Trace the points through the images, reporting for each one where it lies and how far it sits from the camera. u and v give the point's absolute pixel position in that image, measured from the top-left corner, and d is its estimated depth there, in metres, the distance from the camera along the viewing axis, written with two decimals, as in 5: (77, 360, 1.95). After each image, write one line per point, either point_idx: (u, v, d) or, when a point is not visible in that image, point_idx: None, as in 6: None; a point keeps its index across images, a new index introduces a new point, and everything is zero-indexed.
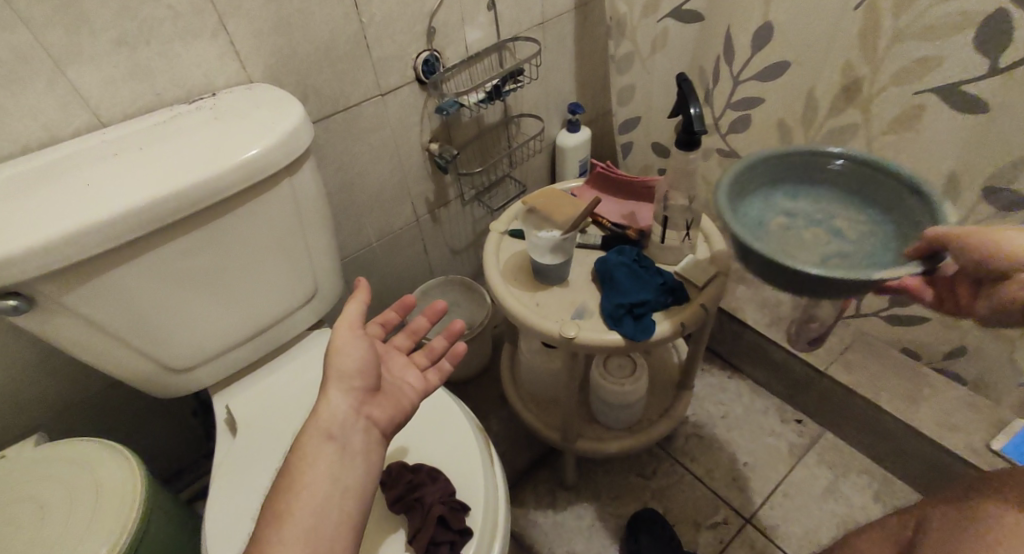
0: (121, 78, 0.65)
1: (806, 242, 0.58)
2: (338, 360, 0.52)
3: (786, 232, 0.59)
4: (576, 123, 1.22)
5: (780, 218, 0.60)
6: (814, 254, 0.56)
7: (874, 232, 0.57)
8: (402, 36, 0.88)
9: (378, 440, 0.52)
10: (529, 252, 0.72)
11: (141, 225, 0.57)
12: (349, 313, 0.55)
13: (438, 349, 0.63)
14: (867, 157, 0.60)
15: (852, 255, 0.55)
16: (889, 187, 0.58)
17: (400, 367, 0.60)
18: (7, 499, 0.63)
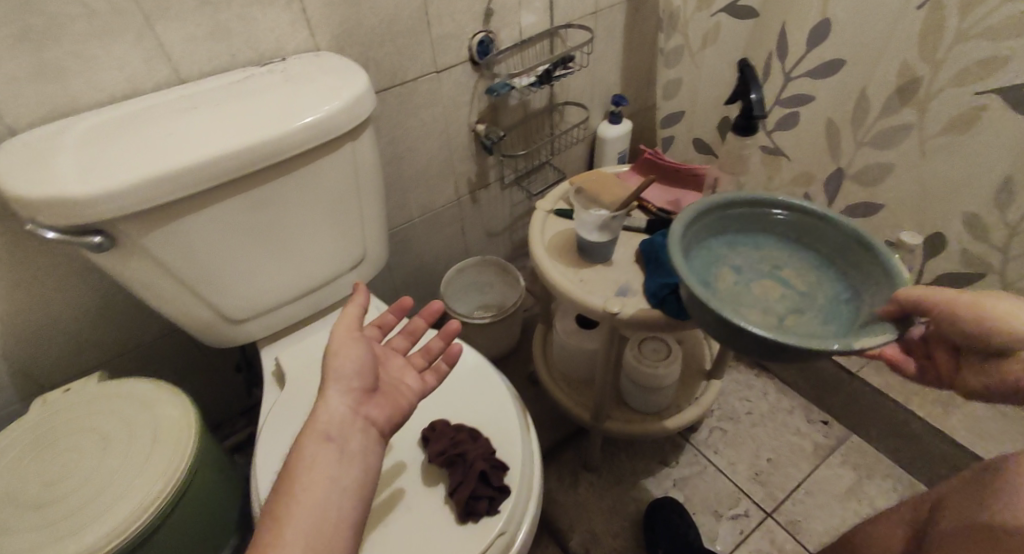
0: (202, 37, 0.68)
1: (758, 295, 0.59)
2: (336, 361, 0.49)
3: (738, 285, 0.60)
4: (618, 115, 1.23)
5: (728, 271, 0.62)
6: (772, 313, 0.57)
7: (825, 282, 0.59)
8: (461, 15, 0.90)
9: (377, 443, 0.47)
10: (577, 229, 0.73)
11: (219, 174, 0.60)
12: (346, 316, 0.53)
13: (434, 349, 0.58)
14: (808, 208, 0.63)
15: (805, 308, 0.57)
16: (832, 237, 0.61)
17: (398, 369, 0.55)
18: (72, 428, 0.66)
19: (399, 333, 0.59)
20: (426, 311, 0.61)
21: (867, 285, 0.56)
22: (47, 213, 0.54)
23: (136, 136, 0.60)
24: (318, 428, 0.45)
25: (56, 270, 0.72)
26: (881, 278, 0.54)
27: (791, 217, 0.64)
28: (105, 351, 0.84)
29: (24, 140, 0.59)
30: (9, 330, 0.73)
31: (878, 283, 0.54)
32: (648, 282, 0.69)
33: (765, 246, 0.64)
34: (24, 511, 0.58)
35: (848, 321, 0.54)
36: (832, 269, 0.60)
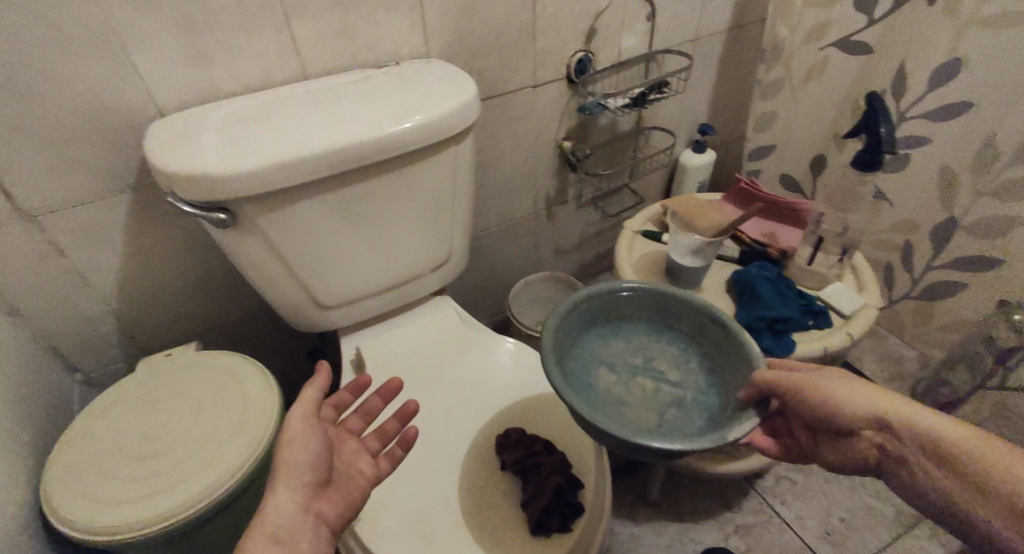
0: (330, 37, 0.72)
1: (639, 396, 0.61)
2: (291, 453, 0.49)
3: (617, 386, 0.62)
4: (703, 143, 1.22)
5: (605, 370, 0.63)
6: (654, 411, 0.59)
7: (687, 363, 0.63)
8: (566, 33, 0.92)
9: (327, 542, 0.48)
10: (669, 251, 0.72)
11: (336, 163, 0.63)
12: (303, 404, 0.52)
13: (390, 431, 0.60)
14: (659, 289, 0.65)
15: (684, 403, 0.59)
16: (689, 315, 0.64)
17: (351, 454, 0.56)
18: (171, 391, 0.71)
19: (354, 411, 0.61)
20: (384, 389, 0.62)
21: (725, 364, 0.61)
22: (187, 188, 0.58)
23: (267, 124, 0.64)
24: (269, 527, 0.45)
25: (173, 240, 0.78)
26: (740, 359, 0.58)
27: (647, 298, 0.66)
28: (201, 322, 0.90)
29: (171, 120, 0.65)
30: (125, 292, 0.79)
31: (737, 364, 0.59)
32: (740, 313, 0.66)
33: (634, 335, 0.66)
34: (127, 463, 0.62)
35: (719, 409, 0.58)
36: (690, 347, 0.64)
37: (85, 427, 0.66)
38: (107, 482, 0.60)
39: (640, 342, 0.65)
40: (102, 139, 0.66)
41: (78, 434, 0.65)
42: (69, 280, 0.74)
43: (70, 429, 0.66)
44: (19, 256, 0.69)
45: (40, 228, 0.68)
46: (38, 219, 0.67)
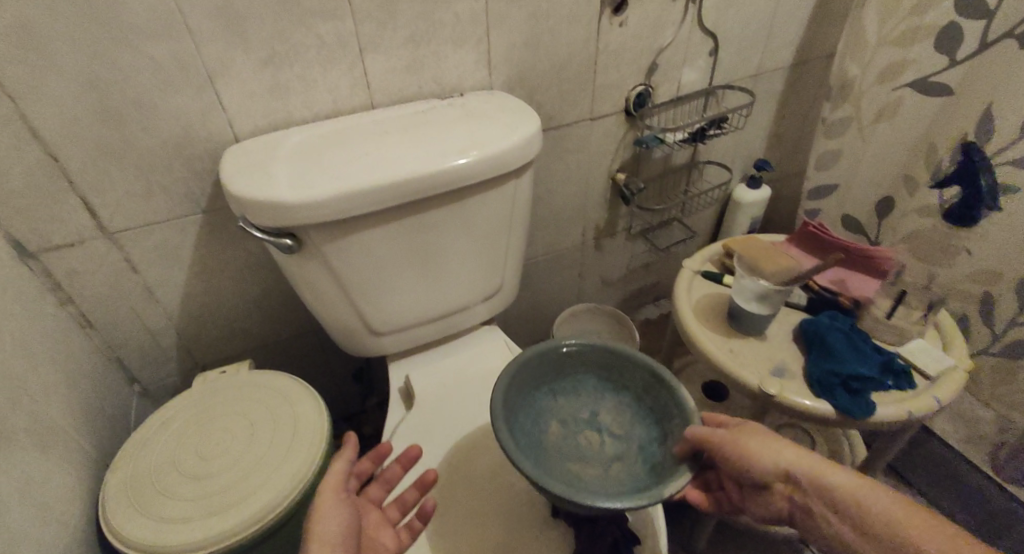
0: (399, 69, 0.74)
1: (585, 453, 0.64)
2: (320, 527, 0.48)
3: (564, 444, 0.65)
4: (758, 179, 1.19)
5: (554, 428, 0.65)
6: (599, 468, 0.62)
7: (632, 417, 0.66)
8: (627, 68, 0.92)
9: None
10: (732, 295, 0.68)
11: (401, 195, 0.64)
12: (333, 475, 0.53)
13: (409, 501, 0.61)
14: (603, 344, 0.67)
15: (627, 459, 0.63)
16: (632, 369, 0.66)
17: (374, 526, 0.58)
18: (226, 410, 0.72)
19: (375, 481, 0.62)
20: (403, 457, 0.63)
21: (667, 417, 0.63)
22: (259, 215, 0.60)
23: (336, 154, 0.65)
24: None
25: (236, 260, 0.80)
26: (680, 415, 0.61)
27: (593, 352, 0.68)
28: (254, 340, 0.91)
29: (246, 148, 0.67)
30: (187, 308, 0.81)
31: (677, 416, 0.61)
32: (810, 367, 0.62)
33: (582, 388, 0.69)
34: (182, 482, 0.63)
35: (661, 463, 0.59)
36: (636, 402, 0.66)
37: (144, 441, 0.68)
38: (163, 499, 0.61)
39: (587, 396, 0.68)
40: (182, 163, 0.69)
41: (137, 448, 0.67)
42: (138, 295, 0.77)
43: (130, 442, 0.68)
44: (96, 270, 0.72)
45: (118, 245, 0.71)
46: (117, 237, 0.71)
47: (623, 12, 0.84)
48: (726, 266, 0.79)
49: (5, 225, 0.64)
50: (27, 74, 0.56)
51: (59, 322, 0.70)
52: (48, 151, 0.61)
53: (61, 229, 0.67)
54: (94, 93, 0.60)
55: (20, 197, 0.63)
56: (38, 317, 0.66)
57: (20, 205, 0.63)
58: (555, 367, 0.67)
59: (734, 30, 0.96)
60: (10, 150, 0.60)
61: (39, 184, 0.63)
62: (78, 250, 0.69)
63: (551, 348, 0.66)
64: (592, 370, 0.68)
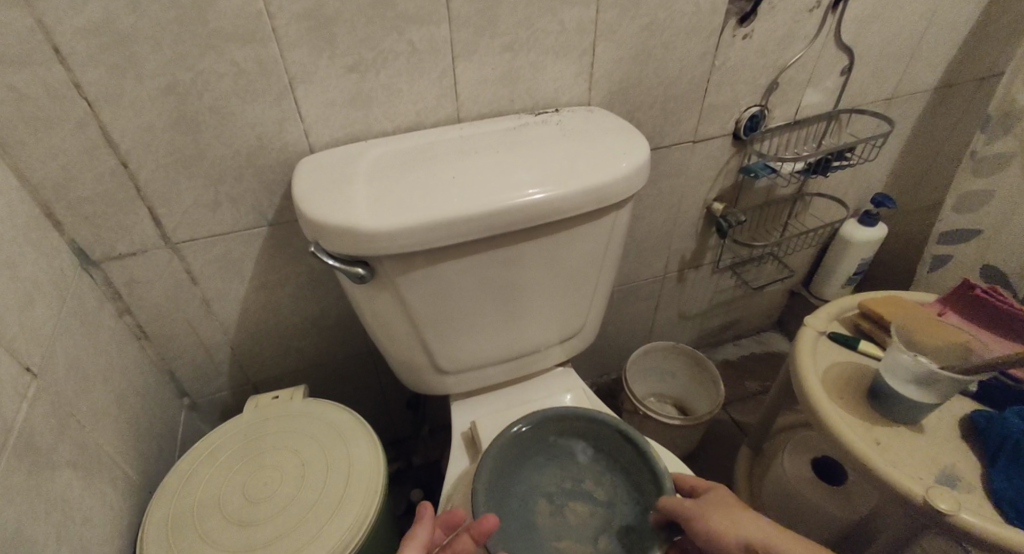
0: (492, 81, 0.66)
1: (571, 526, 0.59)
2: None
3: (550, 520, 0.60)
4: (874, 216, 1.04)
5: (538, 505, 0.61)
6: (587, 541, 0.58)
7: (614, 481, 0.62)
8: (743, 86, 0.80)
9: None
10: (881, 373, 0.56)
11: (488, 228, 0.56)
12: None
13: None
14: (569, 411, 0.65)
15: (614, 528, 0.58)
16: (603, 431, 0.64)
17: None
18: (276, 444, 0.65)
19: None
20: (474, 530, 0.51)
21: (645, 480, 0.60)
22: (332, 240, 0.54)
23: (416, 175, 0.59)
24: None
25: (298, 277, 0.75)
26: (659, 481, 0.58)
27: (563, 421, 0.65)
28: (310, 359, 0.86)
29: (322, 162, 0.61)
30: (245, 324, 0.77)
31: (654, 481, 0.59)
32: (996, 483, 0.49)
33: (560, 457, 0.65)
34: (225, 527, 0.57)
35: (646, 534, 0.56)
36: (613, 464, 0.64)
37: (192, 471, 0.63)
38: (204, 547, 0.55)
39: (567, 466, 0.64)
40: (252, 174, 0.63)
41: (183, 479, 0.62)
42: (197, 308, 0.72)
43: (177, 471, 0.63)
44: (157, 281, 0.68)
45: (181, 256, 0.67)
46: (180, 247, 0.66)
47: (749, 23, 0.73)
48: (858, 328, 0.66)
49: (70, 231, 0.60)
50: (106, 77, 0.52)
51: (115, 334, 0.66)
52: (119, 157, 0.57)
53: (125, 237, 0.63)
54: (169, 98, 0.55)
55: (86, 203, 0.59)
56: (95, 330, 0.62)
57: (87, 212, 0.59)
58: (530, 439, 0.64)
59: (874, 48, 0.82)
60: (81, 155, 0.55)
61: (107, 191, 0.59)
62: (140, 260, 0.65)
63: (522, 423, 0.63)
64: (568, 439, 0.65)
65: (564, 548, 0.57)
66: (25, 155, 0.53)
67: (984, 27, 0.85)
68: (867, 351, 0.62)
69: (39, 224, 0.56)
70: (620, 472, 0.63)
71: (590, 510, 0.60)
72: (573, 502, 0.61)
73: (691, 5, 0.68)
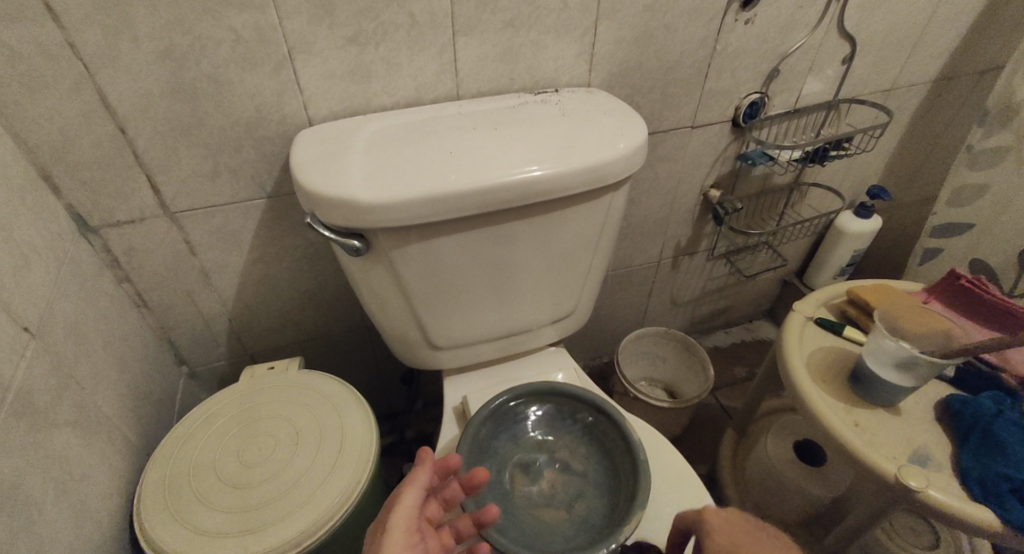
0: (492, 57, 0.66)
1: (547, 494, 0.61)
2: None
3: (527, 488, 0.62)
4: (868, 207, 1.05)
5: (516, 474, 0.63)
6: (561, 507, 0.60)
7: (588, 452, 0.65)
8: (743, 72, 0.80)
9: None
10: (864, 357, 0.57)
11: (486, 203, 0.57)
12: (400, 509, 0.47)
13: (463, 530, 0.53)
14: (548, 385, 0.66)
15: (587, 496, 0.61)
16: (579, 405, 0.66)
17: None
18: (271, 412, 0.67)
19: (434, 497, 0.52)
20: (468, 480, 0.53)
21: (617, 451, 0.63)
22: (330, 212, 0.55)
23: (414, 150, 0.59)
24: None
25: (295, 251, 0.75)
26: (633, 453, 0.60)
27: (541, 394, 0.66)
28: (306, 332, 0.87)
29: (320, 135, 0.62)
30: (242, 296, 0.77)
31: (627, 452, 0.61)
32: (967, 464, 0.51)
33: (538, 430, 0.67)
34: (219, 488, 0.58)
35: (619, 502, 0.59)
36: (588, 436, 0.66)
37: (188, 435, 0.64)
38: (200, 505, 0.57)
39: (544, 437, 0.66)
40: (251, 146, 0.63)
41: (180, 442, 0.63)
42: (195, 279, 0.73)
43: (174, 435, 0.64)
44: (155, 249, 0.68)
45: (180, 226, 0.67)
46: (179, 217, 0.66)
47: (751, 7, 0.73)
48: (846, 315, 0.68)
49: (68, 197, 0.60)
50: (103, 39, 0.52)
51: (114, 300, 0.66)
52: (118, 124, 0.57)
53: (124, 205, 0.63)
54: (167, 65, 0.55)
55: (84, 168, 0.59)
56: (93, 295, 0.62)
57: (86, 178, 0.60)
58: (510, 413, 0.65)
59: (875, 37, 0.82)
60: (79, 120, 0.56)
61: (105, 157, 0.59)
62: (138, 228, 0.65)
63: (503, 398, 0.64)
64: (547, 412, 0.67)
65: (540, 513, 0.59)
66: (23, 117, 0.53)
67: (986, 19, 0.85)
68: (851, 337, 0.64)
69: (38, 188, 0.57)
70: (594, 444, 0.65)
71: (564, 479, 0.63)
72: (549, 471, 0.63)
73: None
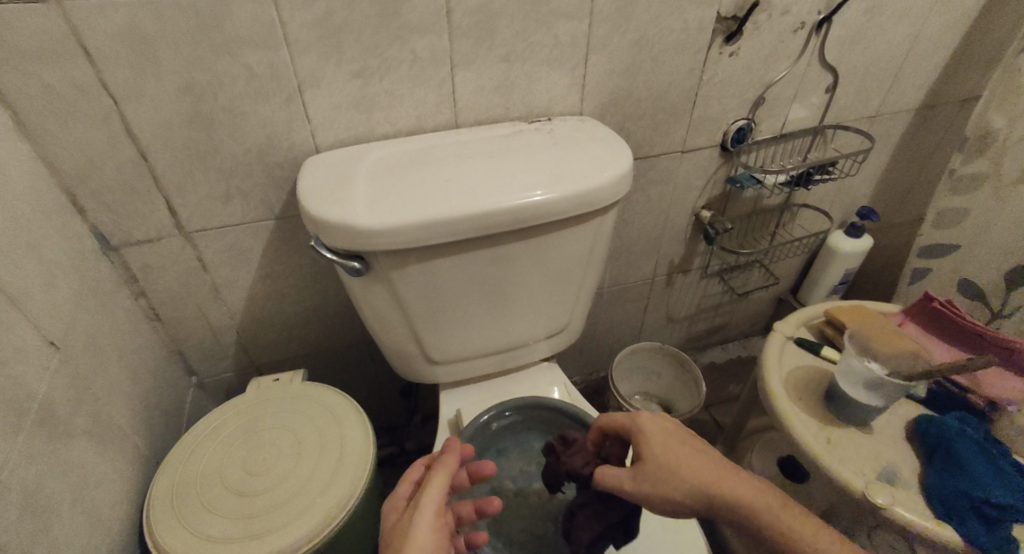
0: (489, 89, 0.71)
1: (533, 503, 0.64)
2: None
3: (515, 499, 0.65)
4: (859, 227, 1.08)
5: (505, 486, 0.66)
6: (547, 515, 0.63)
7: None
8: (730, 100, 0.84)
9: None
10: (837, 376, 0.60)
11: (478, 227, 0.60)
12: (430, 493, 0.51)
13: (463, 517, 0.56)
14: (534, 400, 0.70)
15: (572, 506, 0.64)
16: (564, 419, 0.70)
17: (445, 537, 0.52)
18: (273, 423, 0.70)
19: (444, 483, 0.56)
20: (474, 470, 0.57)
21: None
22: (333, 235, 0.59)
23: (412, 177, 0.63)
24: None
25: (301, 268, 0.79)
26: None
27: (528, 410, 0.70)
28: (311, 345, 0.91)
29: (326, 162, 0.66)
30: (251, 310, 0.81)
31: None
32: (931, 481, 0.53)
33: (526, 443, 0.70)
34: (223, 496, 0.62)
35: None
36: None
37: (194, 445, 0.67)
38: (207, 514, 0.60)
39: (531, 450, 0.69)
40: (262, 170, 0.68)
41: (187, 452, 0.66)
42: (207, 294, 0.77)
43: (181, 446, 0.67)
44: (170, 266, 0.72)
45: (193, 245, 0.71)
46: (193, 236, 0.71)
47: (736, 41, 0.77)
48: (824, 335, 0.71)
49: (91, 217, 0.65)
50: (129, 74, 0.56)
51: (130, 314, 0.71)
52: (139, 150, 0.62)
53: (142, 225, 0.67)
54: (187, 98, 0.59)
55: (107, 191, 0.63)
56: (111, 309, 0.66)
57: (108, 200, 0.64)
58: (499, 427, 0.69)
59: (857, 67, 0.86)
60: (104, 147, 0.60)
61: (127, 181, 0.63)
62: (156, 247, 0.70)
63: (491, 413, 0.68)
64: (534, 426, 0.71)
65: (527, 523, 0.62)
66: (54, 145, 0.58)
67: (965, 50, 0.89)
68: (828, 356, 0.66)
69: (65, 209, 0.61)
70: None
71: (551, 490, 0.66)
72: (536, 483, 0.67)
73: (679, 22, 0.72)
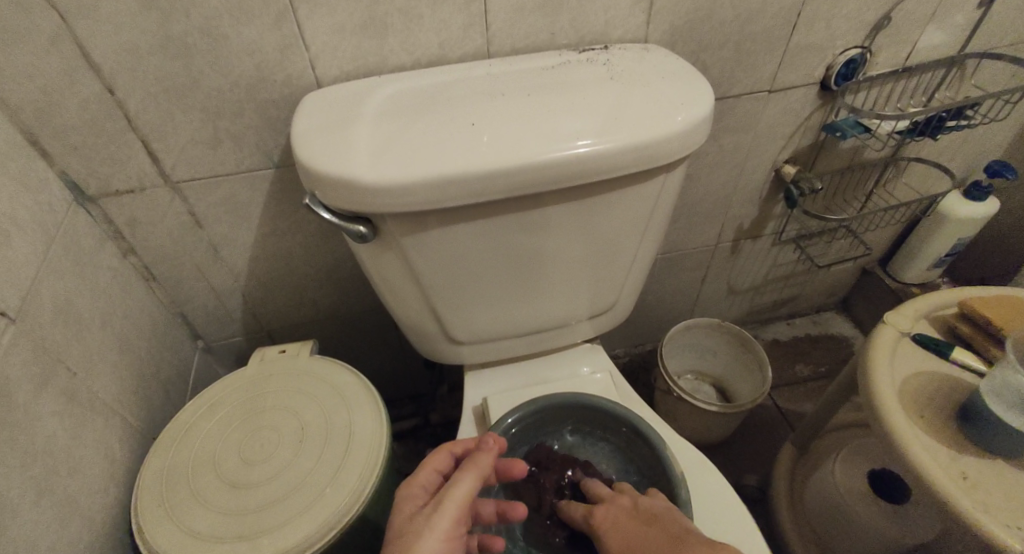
0: (530, 8, 0.55)
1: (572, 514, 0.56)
2: None
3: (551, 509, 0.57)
4: (985, 187, 0.85)
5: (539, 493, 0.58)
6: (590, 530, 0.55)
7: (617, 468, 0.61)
8: (842, 22, 0.65)
9: None
10: (984, 397, 0.46)
11: (512, 188, 0.47)
12: (458, 494, 0.44)
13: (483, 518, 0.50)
14: (567, 399, 0.60)
15: None
16: (606, 420, 0.61)
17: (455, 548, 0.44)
18: (277, 403, 0.62)
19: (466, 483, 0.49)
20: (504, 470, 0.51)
21: (649, 469, 0.58)
22: (330, 193, 0.47)
23: (430, 121, 0.50)
24: None
25: (307, 225, 0.69)
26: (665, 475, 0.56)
27: (559, 408, 0.61)
28: (324, 310, 0.82)
29: (327, 100, 0.54)
30: (256, 271, 0.73)
31: (658, 470, 0.56)
32: None
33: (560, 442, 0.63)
34: (217, 486, 0.55)
35: None
36: (616, 449, 0.62)
37: (193, 424, 0.60)
38: (196, 506, 0.53)
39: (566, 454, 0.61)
40: (253, 110, 0.56)
41: (183, 432, 0.60)
42: (205, 253, 0.68)
43: (177, 425, 0.61)
44: (159, 222, 0.64)
45: (182, 197, 0.62)
46: (181, 187, 0.61)
47: None
48: (953, 332, 0.56)
49: (59, 163, 0.56)
50: None
51: (118, 275, 0.63)
52: (104, 83, 0.51)
53: (120, 173, 0.58)
54: (151, 15, 0.48)
55: (74, 133, 0.54)
56: (91, 270, 0.58)
57: (76, 143, 0.55)
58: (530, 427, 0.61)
59: None
60: (59, 78, 0.50)
61: (95, 121, 0.54)
62: (140, 198, 0.61)
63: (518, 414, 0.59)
64: (570, 426, 0.63)
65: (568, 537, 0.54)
66: None
67: None
68: (964, 361, 0.52)
69: (24, 154, 0.52)
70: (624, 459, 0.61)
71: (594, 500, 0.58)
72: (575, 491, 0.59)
73: None
